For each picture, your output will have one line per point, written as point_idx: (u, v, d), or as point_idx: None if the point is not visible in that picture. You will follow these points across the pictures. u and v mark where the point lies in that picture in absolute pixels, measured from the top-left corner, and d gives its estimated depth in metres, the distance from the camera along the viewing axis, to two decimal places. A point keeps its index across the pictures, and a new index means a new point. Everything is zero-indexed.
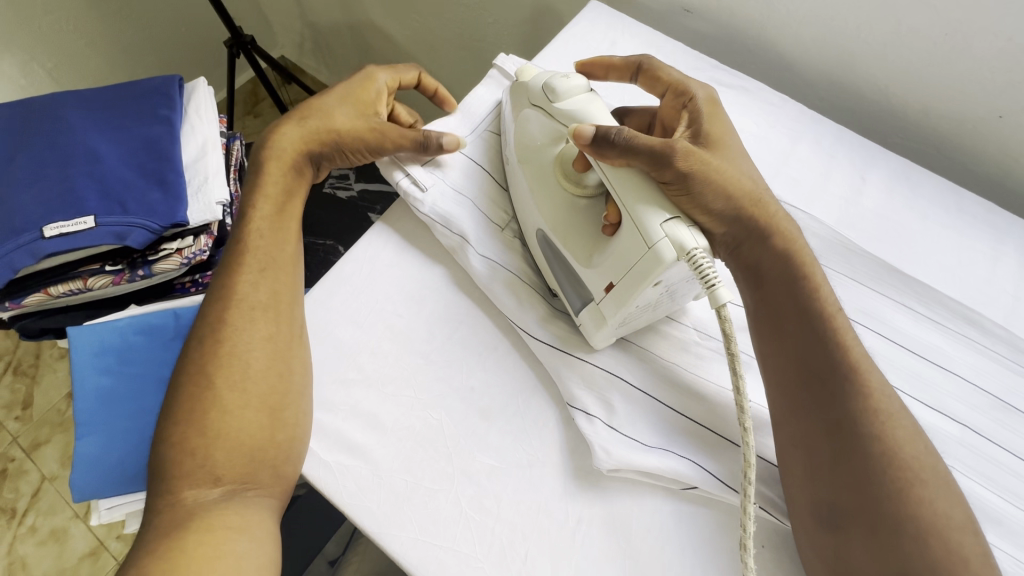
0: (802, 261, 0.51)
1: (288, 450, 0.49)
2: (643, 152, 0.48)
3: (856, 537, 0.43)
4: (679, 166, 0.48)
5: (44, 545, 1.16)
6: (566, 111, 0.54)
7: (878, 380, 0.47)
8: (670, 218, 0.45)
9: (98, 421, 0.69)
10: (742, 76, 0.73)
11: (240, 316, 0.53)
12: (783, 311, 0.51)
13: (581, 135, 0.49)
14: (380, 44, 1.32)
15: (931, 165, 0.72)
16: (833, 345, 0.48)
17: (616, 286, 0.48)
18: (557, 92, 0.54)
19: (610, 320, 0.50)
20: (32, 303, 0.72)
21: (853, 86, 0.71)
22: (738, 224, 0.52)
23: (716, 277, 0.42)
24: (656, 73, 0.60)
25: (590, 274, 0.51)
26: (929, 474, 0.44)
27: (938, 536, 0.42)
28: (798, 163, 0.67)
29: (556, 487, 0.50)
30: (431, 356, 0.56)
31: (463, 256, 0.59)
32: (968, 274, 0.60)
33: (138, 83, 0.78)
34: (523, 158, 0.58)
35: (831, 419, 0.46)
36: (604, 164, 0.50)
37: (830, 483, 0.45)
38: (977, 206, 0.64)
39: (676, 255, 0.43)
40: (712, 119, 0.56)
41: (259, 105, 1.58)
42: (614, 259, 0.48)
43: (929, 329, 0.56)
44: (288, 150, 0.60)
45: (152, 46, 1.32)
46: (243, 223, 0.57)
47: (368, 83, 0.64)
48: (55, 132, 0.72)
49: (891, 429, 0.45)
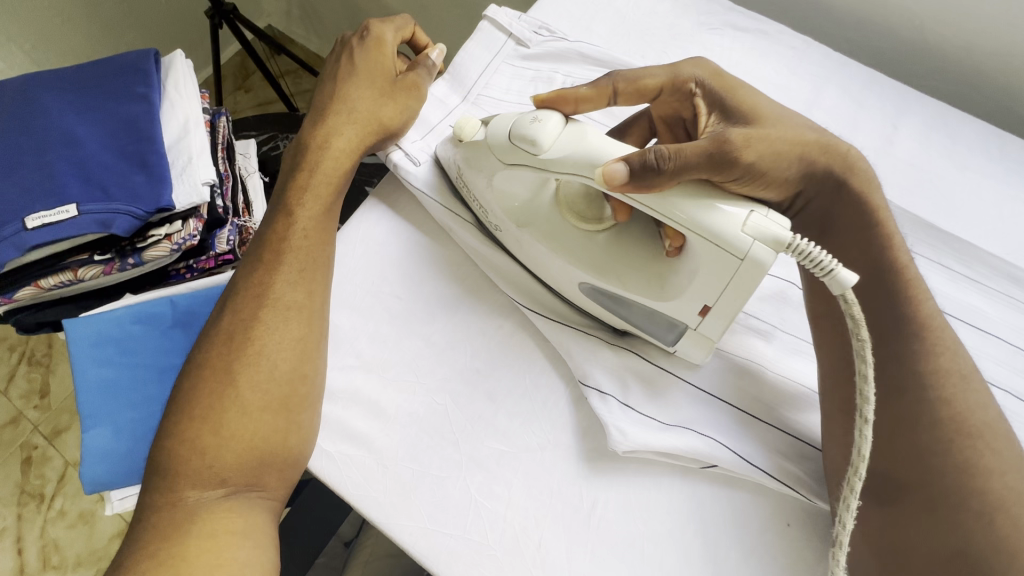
0: (872, 212, 0.48)
1: (297, 454, 0.47)
2: (693, 163, 0.42)
3: (913, 509, 0.41)
4: (742, 157, 0.44)
5: (74, 527, 1.19)
6: (558, 161, 0.44)
7: (952, 341, 0.44)
8: (747, 212, 0.39)
9: (102, 413, 0.68)
10: (761, 19, 0.67)
11: (274, 316, 0.50)
12: (851, 266, 0.48)
13: (614, 178, 0.40)
14: (368, 5, 1.24)
15: (971, 109, 0.65)
16: (906, 303, 0.45)
17: (714, 307, 0.44)
18: (538, 143, 0.44)
19: (717, 338, 0.47)
20: (24, 297, 0.70)
21: (886, 25, 0.64)
22: (809, 183, 0.49)
23: (830, 260, 0.38)
24: (639, 81, 0.51)
25: (672, 306, 0.46)
26: (1001, 443, 0.41)
27: (1005, 513, 0.38)
28: (822, 112, 0.61)
29: (569, 470, 0.48)
30: (432, 338, 0.53)
31: (466, 239, 0.56)
32: (1011, 227, 0.56)
33: (113, 59, 0.74)
34: (522, 220, 0.51)
35: (896, 385, 0.43)
36: (650, 197, 0.41)
37: (887, 451, 0.43)
38: (1022, 151, 0.58)
39: (775, 251, 0.38)
40: (733, 92, 0.50)
41: (249, 79, 1.52)
42: (701, 283, 0.43)
43: (969, 290, 0.52)
44: (344, 147, 0.56)
45: (132, 20, 1.26)
46: (288, 222, 0.54)
47: (381, 48, 0.59)
48: (29, 117, 0.68)
49: (962, 396, 0.42)
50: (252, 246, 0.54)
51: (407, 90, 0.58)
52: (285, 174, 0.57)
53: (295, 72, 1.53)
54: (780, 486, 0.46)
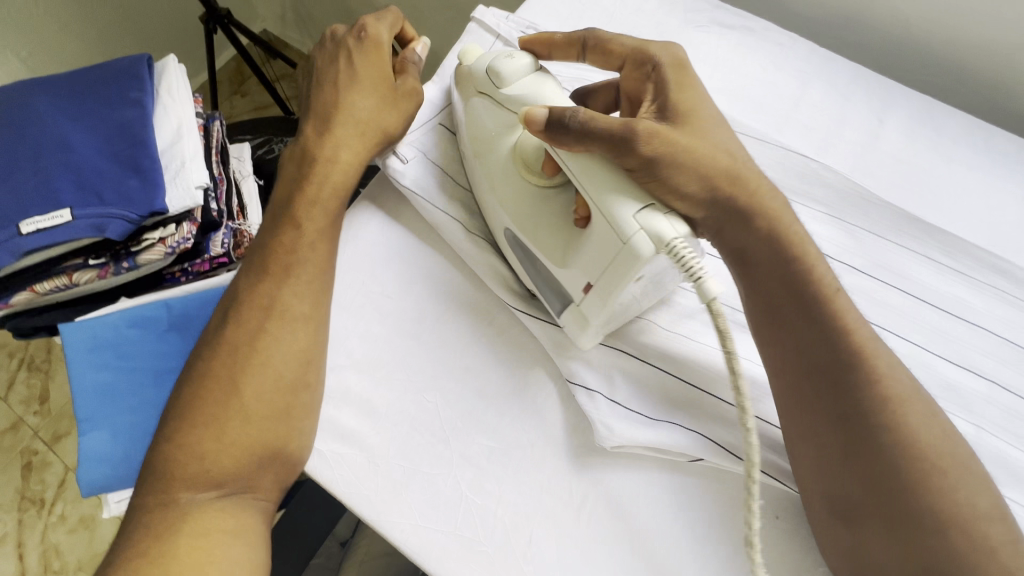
0: (790, 241, 0.46)
1: (295, 459, 0.47)
2: (599, 137, 0.43)
3: (871, 531, 0.41)
4: (643, 152, 0.43)
5: (74, 532, 1.19)
6: (512, 98, 0.51)
7: (889, 362, 0.43)
8: (643, 206, 0.41)
9: (99, 416, 0.68)
10: (748, 16, 0.67)
11: (280, 327, 0.49)
12: (780, 295, 0.46)
13: (532, 121, 0.46)
14: (361, 9, 1.25)
15: (957, 102, 0.66)
16: (835, 334, 0.43)
17: (595, 287, 0.44)
18: (502, 76, 0.51)
19: (595, 323, 0.46)
20: (20, 301, 0.70)
21: (871, 21, 0.65)
22: (714, 210, 0.47)
23: (699, 268, 0.38)
24: (606, 44, 0.53)
25: (563, 273, 0.47)
26: (949, 463, 0.40)
27: (961, 530, 0.38)
28: (809, 108, 0.62)
29: (559, 466, 0.49)
30: (423, 337, 0.53)
31: (451, 231, 0.56)
32: (996, 219, 0.56)
33: (106, 65, 0.74)
34: (478, 150, 0.53)
35: (838, 411, 0.42)
36: (563, 151, 0.45)
37: (840, 475, 0.42)
38: (1007, 143, 0.59)
39: (655, 249, 0.40)
40: (683, 86, 0.50)
41: (245, 84, 1.53)
42: (590, 258, 0.44)
43: (956, 283, 0.52)
44: (351, 157, 0.55)
45: (128, 26, 1.26)
46: (295, 232, 0.52)
47: (377, 50, 0.59)
48: (23, 123, 0.69)
49: (907, 420, 0.41)
50: (255, 254, 0.53)
51: (408, 96, 0.58)
52: (286, 179, 0.56)
53: (291, 76, 1.54)
54: (765, 479, 0.47)
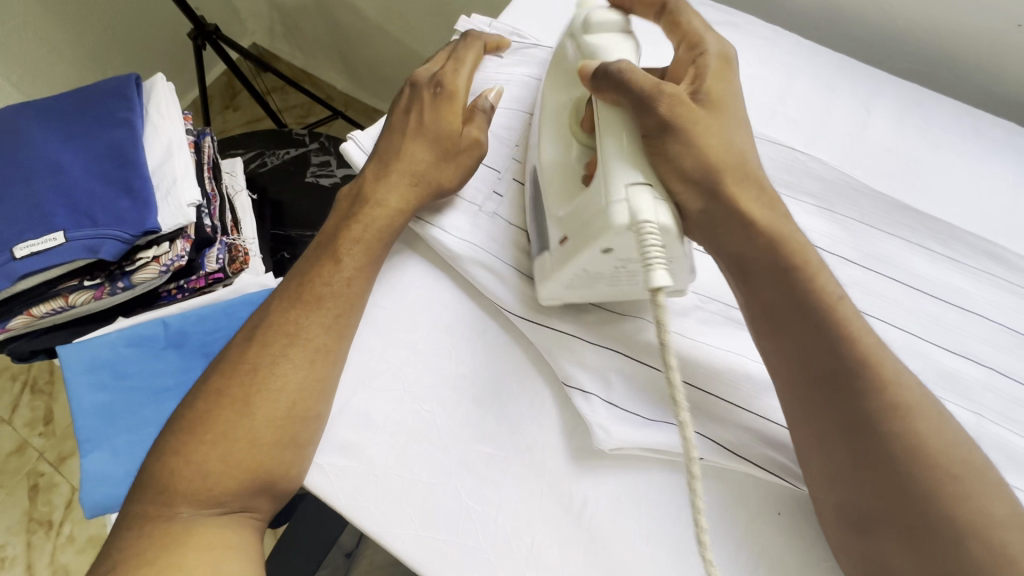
0: (787, 250, 0.45)
1: (291, 481, 0.47)
2: (635, 92, 0.43)
3: (886, 540, 0.39)
4: (664, 116, 0.43)
5: (83, 552, 1.19)
6: (591, 46, 0.49)
7: (896, 370, 0.41)
8: (640, 182, 0.41)
9: (99, 437, 0.68)
10: (731, 11, 0.67)
11: (301, 356, 0.49)
12: (778, 307, 0.45)
13: (584, 70, 0.46)
14: (349, 19, 1.25)
15: (944, 90, 0.66)
16: (842, 338, 0.42)
17: (569, 240, 0.45)
18: (590, 25, 0.49)
19: (557, 274, 0.47)
20: (17, 325, 0.70)
21: (855, 11, 0.65)
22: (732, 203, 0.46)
23: (656, 257, 0.38)
24: (678, 18, 0.51)
25: (551, 218, 0.48)
26: (962, 469, 0.39)
27: (977, 535, 0.37)
28: (795, 101, 0.61)
29: (559, 470, 0.48)
30: (419, 346, 0.53)
31: (436, 238, 0.55)
32: (989, 205, 0.56)
33: (94, 86, 0.75)
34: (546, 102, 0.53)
35: (845, 419, 0.41)
36: (601, 101, 0.45)
37: (851, 484, 0.41)
38: (995, 129, 0.59)
39: (627, 223, 0.40)
40: (720, 78, 0.48)
41: (237, 98, 1.54)
42: (573, 212, 0.45)
43: (950, 271, 0.52)
44: (392, 202, 0.54)
45: (118, 46, 1.27)
46: (331, 265, 0.52)
47: (451, 104, 0.56)
48: (14, 148, 0.69)
49: (916, 426, 0.40)
50: (289, 277, 0.53)
51: (468, 151, 0.56)
52: (334, 211, 0.56)
53: (282, 89, 1.54)
54: (767, 475, 0.47)
